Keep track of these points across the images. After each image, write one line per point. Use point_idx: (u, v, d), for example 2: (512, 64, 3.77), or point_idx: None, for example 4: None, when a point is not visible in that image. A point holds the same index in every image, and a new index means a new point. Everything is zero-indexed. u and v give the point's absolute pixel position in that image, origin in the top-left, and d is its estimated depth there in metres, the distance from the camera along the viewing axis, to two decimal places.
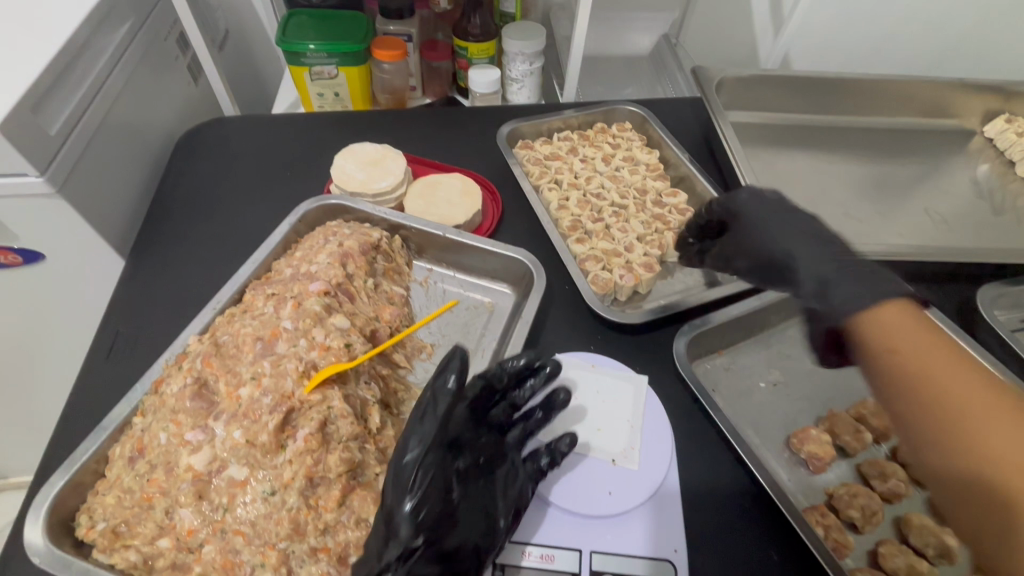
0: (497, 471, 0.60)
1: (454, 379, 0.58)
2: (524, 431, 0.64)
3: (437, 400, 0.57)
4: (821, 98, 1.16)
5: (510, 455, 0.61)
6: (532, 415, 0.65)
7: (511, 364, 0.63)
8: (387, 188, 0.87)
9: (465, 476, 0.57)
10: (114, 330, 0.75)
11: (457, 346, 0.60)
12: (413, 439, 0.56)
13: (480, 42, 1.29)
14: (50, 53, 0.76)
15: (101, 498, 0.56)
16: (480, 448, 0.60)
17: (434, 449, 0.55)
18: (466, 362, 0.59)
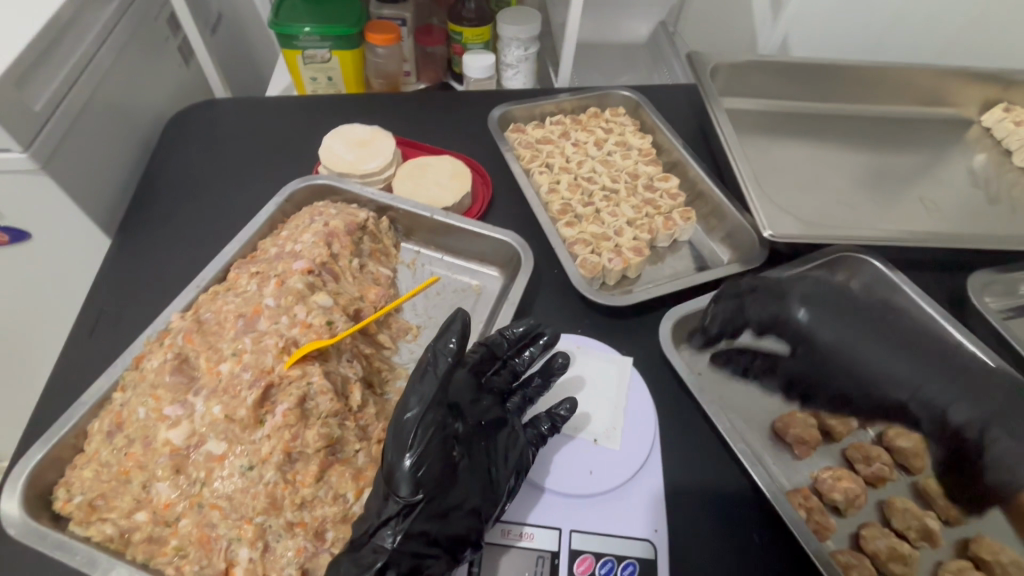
0: (498, 433, 0.60)
1: (455, 342, 0.57)
2: (524, 398, 0.65)
3: (437, 361, 0.57)
4: (817, 86, 1.15)
5: (511, 421, 0.62)
6: (531, 383, 0.67)
7: (511, 333, 0.65)
8: (375, 169, 0.87)
9: (468, 437, 0.57)
10: (98, 308, 0.75)
11: (459, 311, 0.60)
12: (413, 398, 0.54)
13: (475, 27, 1.28)
14: (34, 28, 0.75)
15: (79, 472, 0.55)
16: (481, 412, 0.60)
17: (434, 409, 0.54)
18: (466, 327, 0.59)
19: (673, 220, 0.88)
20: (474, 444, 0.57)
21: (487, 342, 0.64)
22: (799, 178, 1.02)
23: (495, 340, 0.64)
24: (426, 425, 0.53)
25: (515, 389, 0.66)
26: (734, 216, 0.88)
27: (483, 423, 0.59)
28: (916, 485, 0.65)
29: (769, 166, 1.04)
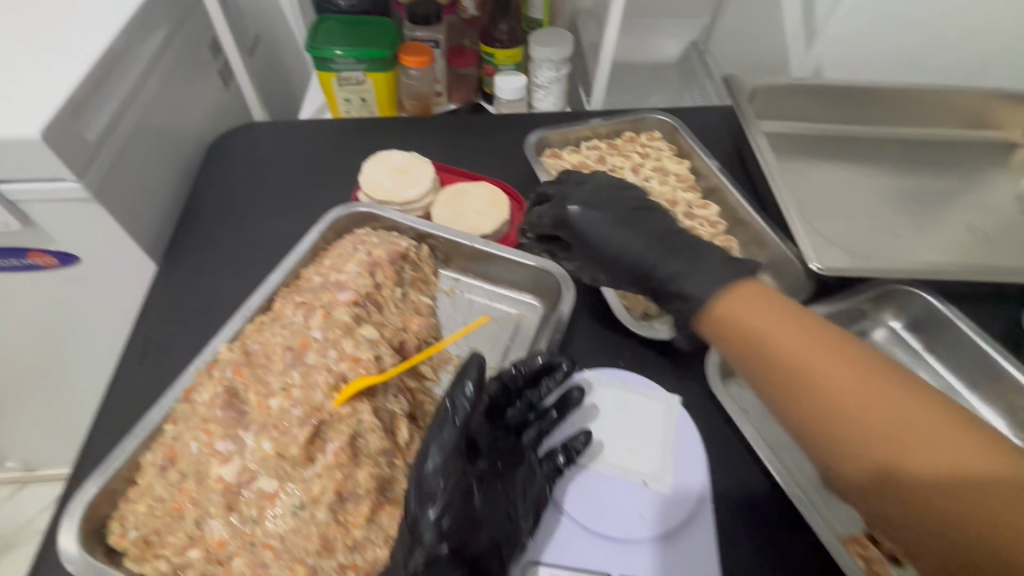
0: (515, 473, 0.61)
1: (471, 387, 0.56)
2: (539, 431, 0.65)
3: (455, 408, 0.56)
4: (857, 108, 1.13)
5: (527, 457, 0.63)
6: (547, 415, 0.67)
7: (529, 367, 0.63)
8: (415, 198, 0.88)
9: (486, 479, 0.58)
10: (145, 336, 0.77)
11: (473, 354, 0.58)
12: (432, 447, 0.54)
13: (507, 48, 1.28)
14: (89, 59, 0.77)
15: (133, 505, 0.56)
16: (497, 451, 0.60)
17: (455, 457, 0.53)
18: (482, 370, 0.58)
19: None
20: (493, 485, 0.58)
21: (503, 379, 0.62)
22: (840, 204, 1.00)
23: (512, 376, 0.62)
24: (447, 471, 0.52)
25: (531, 421, 0.66)
26: (777, 245, 0.86)
27: (500, 463, 0.60)
28: None
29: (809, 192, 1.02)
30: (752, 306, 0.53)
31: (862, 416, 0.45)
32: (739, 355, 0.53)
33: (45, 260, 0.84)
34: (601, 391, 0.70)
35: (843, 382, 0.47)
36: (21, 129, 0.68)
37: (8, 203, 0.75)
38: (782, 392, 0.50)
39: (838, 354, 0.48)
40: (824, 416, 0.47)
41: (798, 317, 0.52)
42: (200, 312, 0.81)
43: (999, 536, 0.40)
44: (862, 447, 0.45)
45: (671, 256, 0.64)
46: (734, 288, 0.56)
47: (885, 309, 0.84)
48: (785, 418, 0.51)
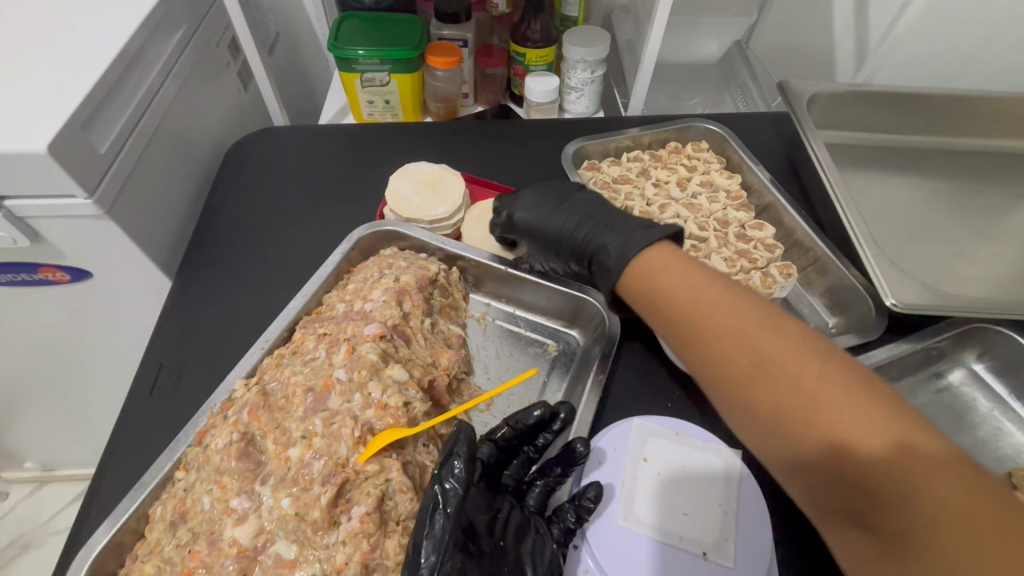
0: (522, 544, 0.51)
1: (461, 465, 0.49)
2: (544, 490, 0.57)
3: (446, 493, 0.48)
4: (924, 117, 1.03)
5: (534, 522, 0.54)
6: (551, 471, 0.58)
7: (524, 420, 0.56)
8: (444, 215, 0.81)
9: (489, 563, 0.49)
10: (158, 364, 0.73)
11: (462, 424, 0.52)
12: (425, 544, 0.45)
13: (540, 47, 1.20)
14: (102, 65, 0.72)
15: (141, 564, 0.51)
16: (500, 529, 0.51)
17: (453, 551, 0.46)
18: (472, 441, 0.51)
19: (772, 276, 0.80)
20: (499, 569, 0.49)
21: (497, 437, 0.55)
22: (905, 225, 0.91)
23: (506, 433, 0.55)
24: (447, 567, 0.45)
25: (534, 480, 0.58)
26: (838, 270, 0.78)
27: (504, 538, 0.51)
28: None
29: (872, 211, 0.93)
30: (662, 270, 0.58)
31: (751, 371, 0.49)
32: (656, 318, 0.58)
33: (56, 276, 0.79)
34: (649, 443, 0.61)
35: (734, 337, 0.51)
36: (26, 143, 0.63)
37: (16, 218, 0.71)
38: (692, 353, 0.54)
39: (739, 313, 0.52)
40: (723, 371, 0.51)
41: (708, 279, 0.55)
42: (217, 336, 0.76)
43: (872, 481, 0.42)
44: (754, 402, 0.49)
45: (595, 234, 0.68)
46: (646, 257, 0.62)
47: (961, 348, 0.76)
48: (700, 380, 0.55)
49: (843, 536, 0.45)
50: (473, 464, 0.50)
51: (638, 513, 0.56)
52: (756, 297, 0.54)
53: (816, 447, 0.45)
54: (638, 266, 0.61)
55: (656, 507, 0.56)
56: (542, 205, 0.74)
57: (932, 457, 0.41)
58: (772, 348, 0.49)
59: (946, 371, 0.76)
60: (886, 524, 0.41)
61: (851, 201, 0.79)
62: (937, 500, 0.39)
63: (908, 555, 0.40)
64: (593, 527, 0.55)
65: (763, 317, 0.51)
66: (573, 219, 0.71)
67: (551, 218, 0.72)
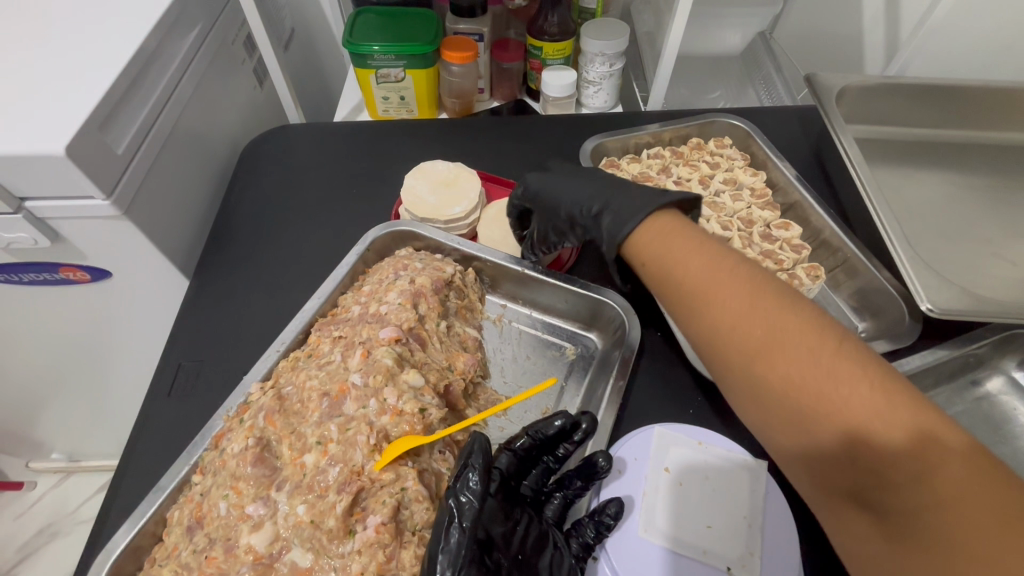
0: (540, 558, 0.50)
1: (476, 478, 0.48)
2: (563, 501, 0.56)
3: (462, 507, 0.47)
4: (960, 110, 0.98)
5: (551, 535, 0.52)
6: (571, 483, 0.56)
7: (544, 431, 0.54)
8: (460, 215, 0.79)
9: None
10: (175, 364, 0.73)
11: (476, 435, 0.50)
12: (441, 557, 0.45)
13: (557, 41, 1.17)
14: (118, 66, 0.71)
15: (158, 568, 0.51)
16: (518, 542, 0.49)
17: (468, 566, 0.45)
18: (487, 454, 0.49)
19: (798, 278, 0.77)
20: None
21: (515, 447, 0.53)
22: (938, 225, 0.87)
23: (525, 443, 0.54)
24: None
25: (552, 490, 0.57)
26: (868, 272, 0.75)
27: (522, 552, 0.49)
28: None
29: (905, 209, 0.89)
30: (673, 242, 0.58)
31: (762, 345, 0.49)
32: (664, 291, 0.58)
33: (76, 276, 0.80)
34: (669, 453, 0.59)
35: (748, 311, 0.50)
36: (44, 145, 0.63)
37: (36, 219, 0.71)
38: (700, 326, 0.54)
39: (753, 287, 0.52)
40: (732, 348, 0.51)
41: (721, 254, 0.55)
42: (232, 337, 0.76)
43: (883, 458, 0.42)
44: (762, 375, 0.49)
45: (605, 197, 0.66)
46: (658, 222, 0.61)
47: (1001, 355, 0.72)
48: (705, 354, 0.55)
49: (845, 513, 0.46)
50: (489, 477, 0.49)
51: (660, 526, 0.54)
52: (768, 275, 0.54)
53: (825, 423, 0.45)
54: (649, 236, 0.60)
55: (679, 520, 0.55)
56: (553, 174, 0.72)
57: (942, 438, 0.41)
58: (786, 322, 0.49)
59: (983, 378, 0.73)
60: (892, 501, 0.42)
61: (882, 200, 0.75)
62: (949, 482, 0.39)
63: (913, 531, 0.40)
64: (613, 540, 0.54)
65: (777, 295, 0.51)
66: (578, 188, 0.69)
67: (558, 186, 0.70)
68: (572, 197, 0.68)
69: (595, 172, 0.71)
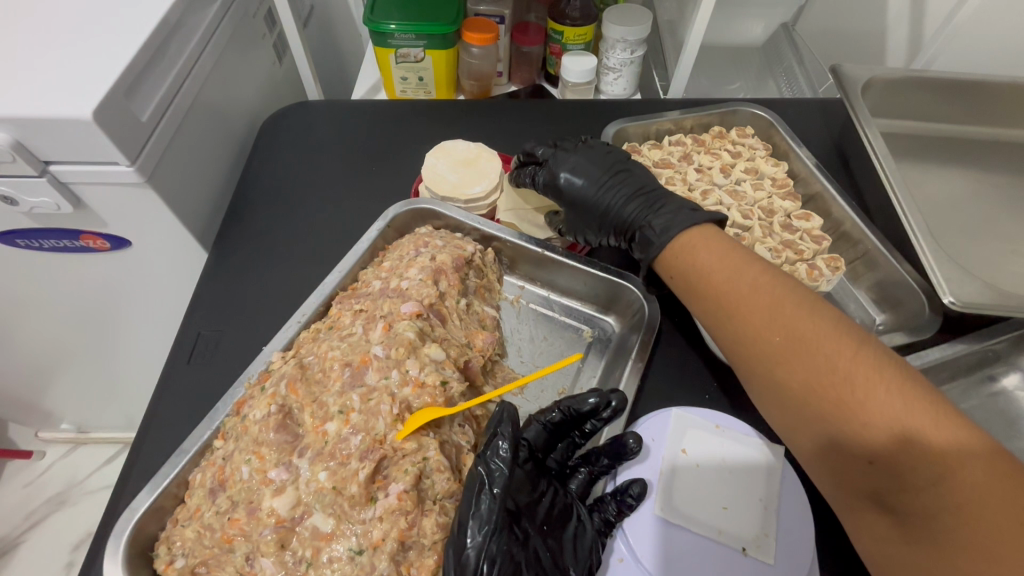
0: (564, 530, 0.51)
1: (506, 446, 0.49)
2: (589, 476, 0.57)
3: (491, 473, 0.48)
4: (984, 106, 0.97)
5: (576, 508, 0.53)
6: (597, 460, 0.58)
7: (576, 405, 0.54)
8: (480, 195, 0.79)
9: (532, 547, 0.48)
10: (195, 333, 0.73)
11: (505, 405, 0.52)
12: (472, 522, 0.46)
13: (579, 25, 1.16)
14: (143, 33, 0.71)
15: (181, 529, 0.52)
16: (543, 512, 0.51)
17: (498, 534, 0.46)
18: (516, 423, 0.51)
19: (818, 269, 0.77)
20: (542, 555, 0.49)
21: (545, 420, 0.55)
22: (958, 221, 0.87)
23: (557, 417, 0.55)
24: (492, 549, 0.45)
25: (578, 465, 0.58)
26: (888, 264, 0.75)
27: (547, 522, 0.51)
28: None
29: (929, 204, 0.88)
30: (705, 255, 0.60)
31: (783, 355, 0.51)
32: (693, 302, 0.61)
33: (96, 243, 0.80)
34: (685, 434, 0.59)
35: (772, 321, 0.53)
36: (72, 110, 0.63)
37: (60, 184, 0.71)
38: (728, 333, 0.57)
39: (776, 297, 0.54)
40: (757, 355, 0.54)
41: (748, 267, 0.58)
42: (251, 309, 0.76)
43: (901, 461, 0.44)
44: (785, 382, 0.51)
45: (644, 212, 0.68)
46: (690, 238, 0.63)
47: (1020, 352, 0.72)
48: (732, 360, 0.57)
49: (865, 515, 0.47)
50: (517, 447, 0.50)
51: (678, 505, 0.55)
52: (797, 285, 0.56)
53: (845, 428, 0.47)
54: (680, 254, 0.63)
55: (696, 501, 0.55)
56: (583, 169, 0.72)
57: (961, 441, 0.42)
58: (809, 330, 0.51)
59: (1000, 374, 0.73)
60: (910, 501, 0.43)
61: (907, 192, 0.75)
62: (965, 482, 0.41)
63: (931, 531, 0.41)
64: (632, 518, 0.54)
65: (800, 305, 0.53)
66: (612, 191, 0.70)
67: (589, 185, 0.71)
68: (605, 201, 0.70)
69: (621, 170, 0.73)
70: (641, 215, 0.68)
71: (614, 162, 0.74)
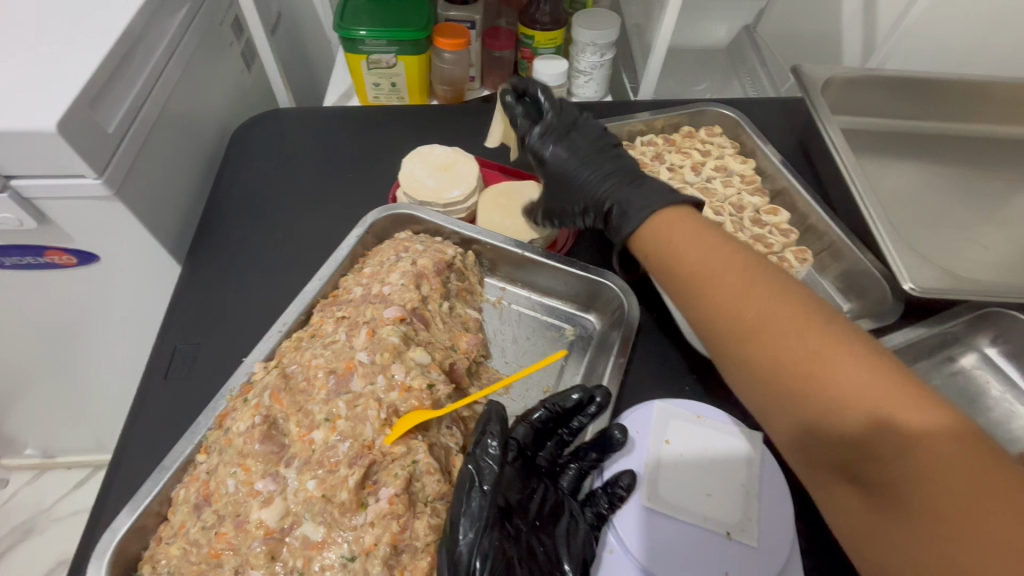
0: (556, 525, 0.52)
1: (495, 444, 0.50)
2: (579, 473, 0.58)
3: (481, 471, 0.49)
4: (936, 102, 1.02)
5: (567, 504, 0.55)
6: (586, 455, 0.59)
7: (561, 402, 0.56)
8: (459, 199, 0.80)
9: (524, 542, 0.50)
10: (171, 346, 0.72)
11: (492, 404, 0.53)
12: (463, 522, 0.46)
13: (549, 30, 1.18)
14: (107, 43, 0.69)
15: (165, 547, 0.51)
16: (534, 508, 0.52)
17: (489, 530, 0.46)
18: (504, 421, 0.52)
19: (787, 261, 0.80)
20: (534, 550, 0.50)
21: (532, 420, 0.56)
22: (917, 211, 0.91)
23: (543, 415, 0.56)
24: (482, 545, 0.45)
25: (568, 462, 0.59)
26: (852, 255, 0.78)
27: (539, 518, 0.52)
28: None
29: (887, 196, 0.93)
30: (680, 233, 0.61)
31: (754, 334, 0.52)
32: (669, 282, 0.61)
33: (62, 259, 0.78)
34: (669, 426, 0.61)
35: (742, 301, 0.54)
36: (35, 121, 0.61)
37: (22, 199, 0.69)
38: (701, 316, 0.58)
39: (747, 278, 0.55)
40: (729, 335, 0.55)
41: (721, 249, 0.58)
42: (229, 321, 0.75)
43: (870, 436, 0.45)
44: (758, 355, 0.52)
45: (622, 192, 0.69)
46: (668, 215, 0.63)
47: (976, 333, 0.76)
48: (707, 341, 0.58)
49: (836, 487, 0.49)
50: (505, 444, 0.51)
51: (663, 495, 0.56)
52: (770, 267, 0.57)
53: (813, 406, 0.48)
54: (657, 236, 0.63)
55: (680, 490, 0.57)
56: (569, 144, 0.73)
57: (925, 414, 0.43)
58: (778, 308, 0.52)
59: (959, 355, 0.77)
60: (878, 474, 0.44)
61: (868, 185, 0.79)
62: (929, 454, 0.42)
63: (898, 502, 0.43)
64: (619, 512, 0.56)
65: (769, 281, 0.55)
66: (595, 167, 0.71)
67: (573, 160, 0.72)
68: (586, 176, 0.70)
69: (609, 150, 0.73)
70: (620, 191, 0.68)
71: (605, 141, 0.74)
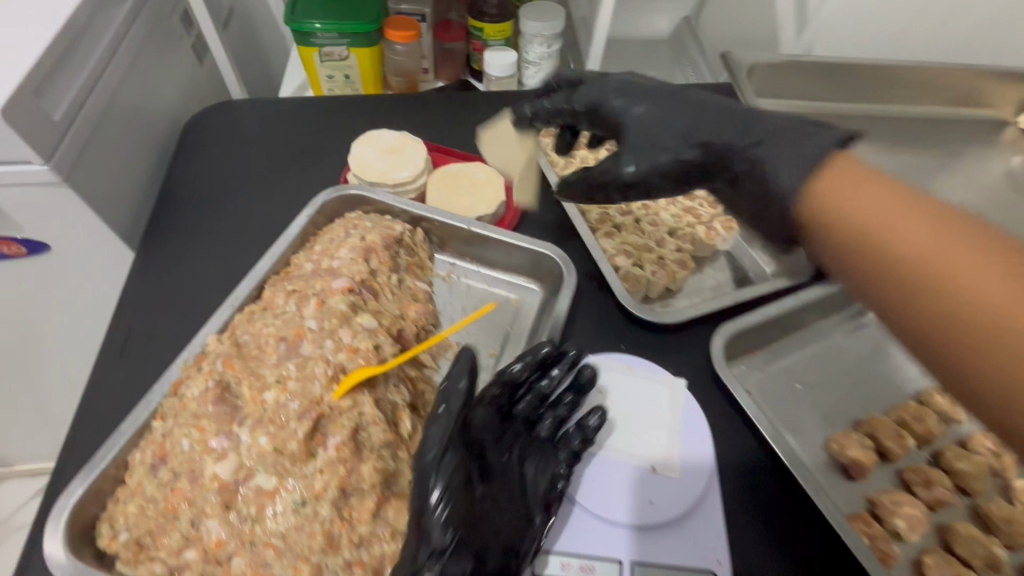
0: (524, 462, 0.58)
1: (465, 380, 0.57)
2: (555, 421, 0.62)
3: (449, 401, 0.56)
4: (852, 85, 1.10)
5: (538, 445, 0.60)
6: (560, 405, 0.63)
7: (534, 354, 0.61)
8: (407, 178, 0.84)
9: (493, 474, 0.55)
10: (125, 328, 0.74)
11: (464, 347, 0.59)
12: (432, 439, 0.53)
13: (497, 22, 1.23)
14: (50, 32, 0.71)
15: (122, 506, 0.53)
16: (504, 447, 0.58)
17: (456, 451, 0.53)
18: (475, 363, 0.58)
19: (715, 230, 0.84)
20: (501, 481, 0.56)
21: (513, 371, 0.60)
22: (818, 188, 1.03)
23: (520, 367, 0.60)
24: (445, 473, 0.51)
25: (545, 411, 0.63)
26: None
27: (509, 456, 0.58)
28: (976, 509, 0.64)
29: None
30: (868, 189, 0.46)
31: (973, 299, 0.37)
32: (842, 246, 0.46)
33: (11, 249, 0.78)
34: (610, 376, 0.67)
35: (942, 257, 0.40)
36: None
37: None
38: (885, 283, 0.43)
39: (960, 235, 0.41)
40: (925, 305, 0.40)
41: (921, 203, 0.44)
42: (184, 302, 0.77)
43: None
44: (955, 326, 0.38)
45: (758, 131, 0.57)
46: (840, 173, 0.49)
47: None
48: (893, 319, 0.43)
49: None
50: (474, 384, 0.58)
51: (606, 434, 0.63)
52: (981, 224, 0.42)
53: None
54: (832, 192, 0.48)
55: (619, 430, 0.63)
56: (648, 97, 0.64)
57: None
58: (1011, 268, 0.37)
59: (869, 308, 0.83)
60: None
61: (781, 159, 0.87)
62: None
63: None
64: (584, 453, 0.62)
65: (989, 243, 0.40)
66: (695, 115, 0.61)
67: (662, 112, 0.62)
68: (686, 126, 0.61)
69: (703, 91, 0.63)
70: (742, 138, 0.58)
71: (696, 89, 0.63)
